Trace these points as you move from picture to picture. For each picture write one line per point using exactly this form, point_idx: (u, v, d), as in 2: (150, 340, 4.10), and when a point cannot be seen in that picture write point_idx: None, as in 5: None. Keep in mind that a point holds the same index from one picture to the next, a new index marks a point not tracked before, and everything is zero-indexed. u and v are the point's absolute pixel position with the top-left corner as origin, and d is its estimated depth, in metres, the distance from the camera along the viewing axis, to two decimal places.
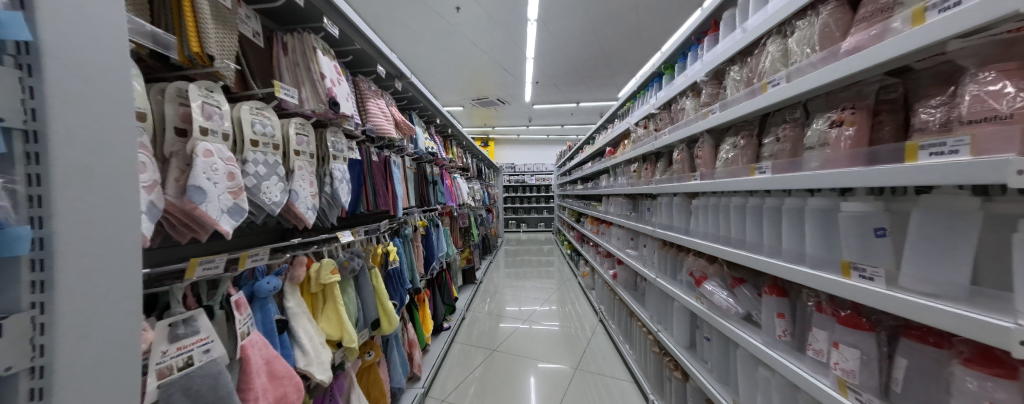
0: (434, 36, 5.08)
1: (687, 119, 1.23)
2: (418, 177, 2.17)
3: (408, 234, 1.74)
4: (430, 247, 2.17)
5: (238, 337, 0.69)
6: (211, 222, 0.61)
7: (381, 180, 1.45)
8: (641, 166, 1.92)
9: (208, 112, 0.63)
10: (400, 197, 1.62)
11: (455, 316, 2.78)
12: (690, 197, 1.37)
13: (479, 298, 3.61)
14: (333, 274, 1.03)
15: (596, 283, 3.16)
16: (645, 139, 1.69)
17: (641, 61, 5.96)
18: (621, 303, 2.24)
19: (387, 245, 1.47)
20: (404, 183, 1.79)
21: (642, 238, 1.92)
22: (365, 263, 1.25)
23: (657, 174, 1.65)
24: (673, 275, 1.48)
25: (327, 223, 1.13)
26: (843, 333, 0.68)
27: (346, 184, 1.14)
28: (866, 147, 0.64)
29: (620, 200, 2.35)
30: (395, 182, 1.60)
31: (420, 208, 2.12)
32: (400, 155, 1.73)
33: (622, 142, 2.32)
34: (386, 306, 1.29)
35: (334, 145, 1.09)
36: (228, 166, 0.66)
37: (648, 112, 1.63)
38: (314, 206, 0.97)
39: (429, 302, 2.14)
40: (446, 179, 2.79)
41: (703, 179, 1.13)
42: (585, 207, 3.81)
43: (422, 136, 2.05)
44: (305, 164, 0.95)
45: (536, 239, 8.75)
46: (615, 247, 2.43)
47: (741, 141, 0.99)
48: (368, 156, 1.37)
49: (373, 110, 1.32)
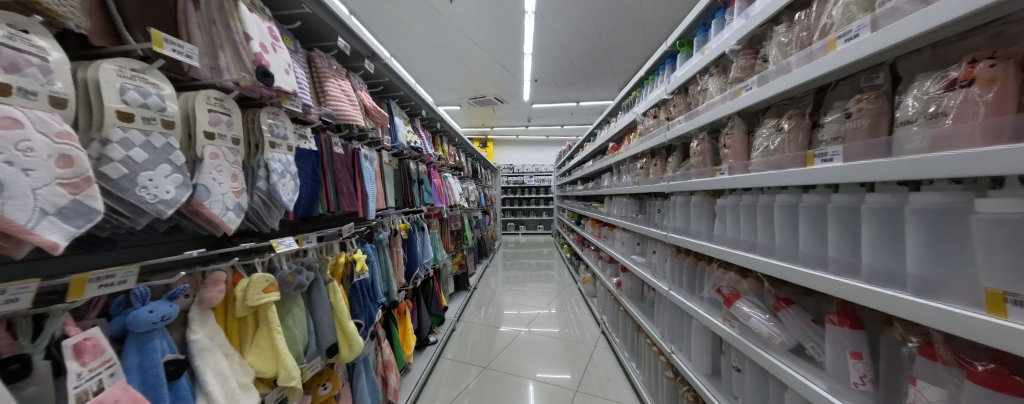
0: (426, 30, 4.87)
1: (710, 99, 1.00)
2: (399, 175, 1.94)
3: (381, 239, 1.50)
4: (412, 253, 1.94)
5: (74, 401, 0.46)
6: (24, 233, 0.40)
7: (346, 176, 1.23)
8: (649, 162, 1.70)
9: (11, 60, 0.42)
10: (373, 197, 1.40)
11: (443, 327, 2.53)
12: (711, 196, 1.15)
13: (472, 306, 3.37)
14: (266, 294, 0.81)
15: (598, 290, 2.93)
16: (656, 129, 1.46)
17: (643, 57, 5.77)
18: (625, 315, 2.01)
19: (354, 253, 1.24)
20: (379, 180, 1.57)
21: (650, 243, 1.69)
22: (319, 276, 1.02)
23: (668, 171, 1.42)
24: (690, 289, 1.25)
25: (270, 228, 0.91)
26: (978, 399, 0.39)
27: (294, 179, 0.92)
28: (1020, 112, 0.36)
29: (624, 201, 2.13)
30: (365, 179, 1.37)
31: (399, 209, 1.89)
32: (372, 149, 1.50)
33: (628, 136, 2.09)
34: (347, 327, 1.05)
35: (274, 129, 0.87)
36: (63, 145, 0.45)
37: (658, 98, 1.40)
38: (238, 206, 0.75)
39: (410, 316, 1.90)
40: (434, 177, 2.57)
41: (731, 174, 0.88)
42: (586, 209, 3.58)
43: (403, 129, 1.83)
44: (225, 152, 0.74)
45: (536, 242, 8.51)
46: (620, 253, 2.20)
47: (791, 122, 0.71)
48: (329, 147, 1.16)
49: (331, 91, 1.11)
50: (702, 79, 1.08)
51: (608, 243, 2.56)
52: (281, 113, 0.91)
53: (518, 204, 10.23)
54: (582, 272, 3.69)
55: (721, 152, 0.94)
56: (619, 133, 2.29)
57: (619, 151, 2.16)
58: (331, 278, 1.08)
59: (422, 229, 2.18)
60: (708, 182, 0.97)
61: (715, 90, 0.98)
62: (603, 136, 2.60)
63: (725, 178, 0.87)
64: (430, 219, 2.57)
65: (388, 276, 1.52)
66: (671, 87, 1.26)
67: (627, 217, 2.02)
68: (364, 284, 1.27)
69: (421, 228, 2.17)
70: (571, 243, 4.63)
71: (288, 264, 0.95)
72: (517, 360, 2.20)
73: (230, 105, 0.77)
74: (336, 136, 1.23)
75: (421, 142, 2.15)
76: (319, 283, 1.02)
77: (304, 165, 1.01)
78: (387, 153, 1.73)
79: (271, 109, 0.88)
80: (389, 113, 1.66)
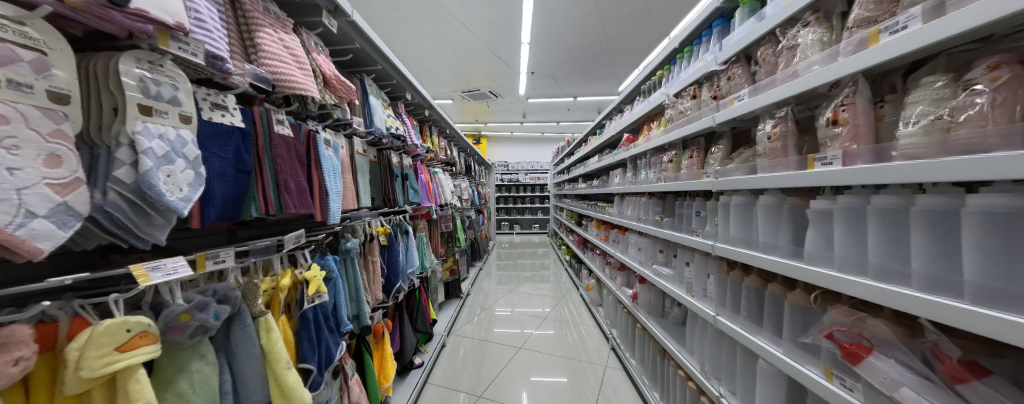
0: (417, 15, 4.53)
1: (809, 63, 0.73)
2: (377, 168, 1.61)
3: (349, 249, 1.18)
4: (394, 263, 1.62)
5: None
6: None
7: (295, 166, 0.91)
8: (681, 155, 1.43)
9: None
10: (336, 195, 1.08)
11: (431, 345, 2.21)
12: (789, 197, 0.87)
13: (465, 315, 3.07)
14: (119, 358, 0.48)
15: (605, 299, 2.66)
16: (701, 114, 1.18)
17: (646, 49, 5.54)
18: (647, 335, 1.75)
19: (306, 272, 0.92)
20: (348, 174, 1.24)
21: (681, 253, 1.42)
22: (239, 310, 0.70)
23: (716, 164, 1.16)
24: (748, 316, 0.98)
25: (153, 244, 0.59)
26: None
27: (191, 167, 0.60)
28: None
29: (642, 201, 1.86)
30: (326, 171, 1.05)
31: (377, 210, 1.57)
32: (336, 133, 1.18)
33: (647, 127, 1.82)
34: (286, 384, 0.72)
35: (150, 87, 0.54)
36: None
37: (705, 71, 1.12)
38: (56, 211, 0.43)
39: (390, 338, 1.58)
40: (422, 172, 2.24)
41: (847, 163, 0.65)
42: (590, 208, 3.32)
43: (381, 112, 1.50)
44: (29, 115, 0.41)
45: (531, 242, 8.26)
46: (635, 261, 1.93)
47: (1001, 73, 0.45)
48: (269, 125, 0.83)
49: (266, 47, 0.79)
50: (794, 32, 0.80)
51: (619, 249, 2.29)
52: (166, 62, 0.59)
53: (513, 202, 9.94)
54: (585, 276, 3.43)
55: (828, 130, 0.71)
56: (635, 124, 2.01)
57: (636, 143, 1.89)
58: (264, 310, 0.75)
59: (406, 233, 1.86)
60: (798, 175, 0.75)
61: (813, 49, 0.73)
62: (613, 128, 2.32)
63: (835, 170, 0.65)
64: (417, 220, 2.24)
65: (359, 295, 1.20)
66: (729, 54, 0.99)
67: (648, 220, 1.75)
68: (322, 311, 0.94)
69: (404, 233, 1.85)
70: (571, 245, 4.37)
71: (187, 295, 0.62)
72: (517, 386, 1.90)
73: (48, 38, 0.45)
74: (280, 111, 0.91)
75: (405, 130, 1.83)
76: (242, 317, 0.70)
77: (220, 147, 0.69)
78: (361, 140, 1.41)
79: (141, 53, 0.55)
80: (359, 90, 1.34)
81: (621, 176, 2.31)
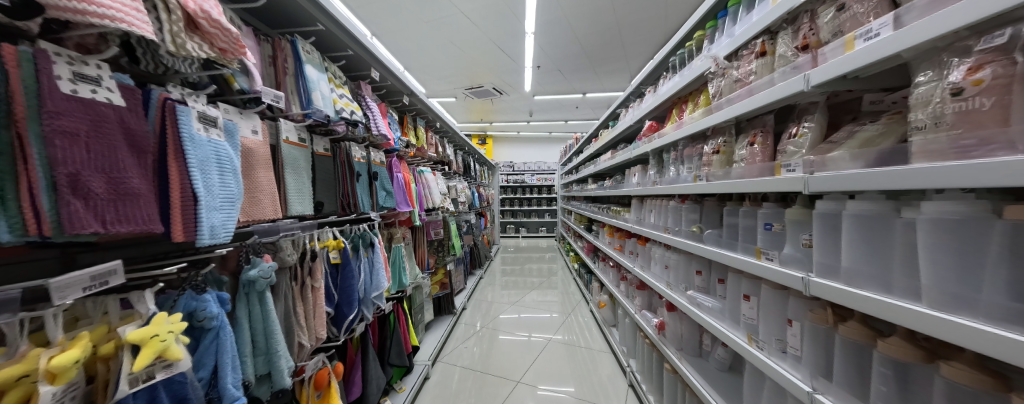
0: (410, 4, 4.22)
1: None
2: (325, 163, 1.26)
3: (249, 279, 0.81)
4: (346, 286, 1.25)
5: None
6: None
7: (119, 152, 0.55)
8: (732, 142, 1.01)
9: None
10: (220, 199, 0.72)
11: (409, 380, 1.82)
12: (997, 204, 0.44)
13: (457, 334, 2.68)
14: None
15: (620, 321, 2.24)
16: (776, 76, 0.77)
17: (661, 36, 5.09)
18: (681, 383, 1.32)
19: (134, 332, 0.55)
20: (258, 171, 0.88)
21: (732, 281, 1.00)
22: None
23: (801, 151, 0.74)
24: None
25: None
26: None
27: None
28: None
29: (670, 206, 1.44)
30: (203, 164, 0.69)
31: (320, 218, 1.20)
32: (227, 110, 0.81)
33: (677, 110, 1.40)
34: None
35: None
36: None
37: (790, 8, 0.70)
38: None
39: (340, 386, 1.20)
40: (400, 170, 1.88)
41: None
42: (601, 212, 2.91)
43: (326, 88, 1.15)
44: None
45: (537, 246, 7.84)
46: (660, 283, 1.51)
47: None
48: (42, 78, 0.47)
49: None
50: None
51: (637, 263, 1.87)
52: None
53: (518, 204, 9.54)
54: (596, 290, 3.02)
55: None
56: (659, 108, 1.59)
57: (662, 131, 1.47)
58: None
59: (372, 246, 1.48)
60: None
61: None
62: (631, 116, 1.90)
63: None
64: (393, 228, 1.88)
65: (270, 346, 0.82)
66: None
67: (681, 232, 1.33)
68: (166, 392, 0.59)
69: (370, 246, 1.48)
70: (580, 253, 3.95)
71: None
72: None
73: None
74: (93, 61, 0.55)
75: (371, 117, 1.47)
76: None
77: None
78: (292, 125, 1.05)
79: None
80: (271, 58, 1.00)
81: (641, 174, 1.89)
